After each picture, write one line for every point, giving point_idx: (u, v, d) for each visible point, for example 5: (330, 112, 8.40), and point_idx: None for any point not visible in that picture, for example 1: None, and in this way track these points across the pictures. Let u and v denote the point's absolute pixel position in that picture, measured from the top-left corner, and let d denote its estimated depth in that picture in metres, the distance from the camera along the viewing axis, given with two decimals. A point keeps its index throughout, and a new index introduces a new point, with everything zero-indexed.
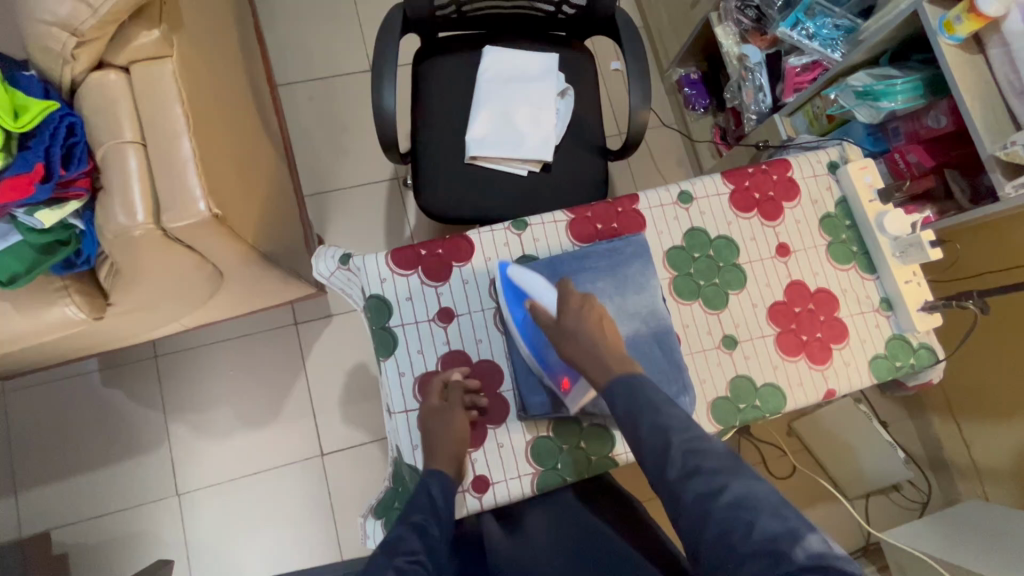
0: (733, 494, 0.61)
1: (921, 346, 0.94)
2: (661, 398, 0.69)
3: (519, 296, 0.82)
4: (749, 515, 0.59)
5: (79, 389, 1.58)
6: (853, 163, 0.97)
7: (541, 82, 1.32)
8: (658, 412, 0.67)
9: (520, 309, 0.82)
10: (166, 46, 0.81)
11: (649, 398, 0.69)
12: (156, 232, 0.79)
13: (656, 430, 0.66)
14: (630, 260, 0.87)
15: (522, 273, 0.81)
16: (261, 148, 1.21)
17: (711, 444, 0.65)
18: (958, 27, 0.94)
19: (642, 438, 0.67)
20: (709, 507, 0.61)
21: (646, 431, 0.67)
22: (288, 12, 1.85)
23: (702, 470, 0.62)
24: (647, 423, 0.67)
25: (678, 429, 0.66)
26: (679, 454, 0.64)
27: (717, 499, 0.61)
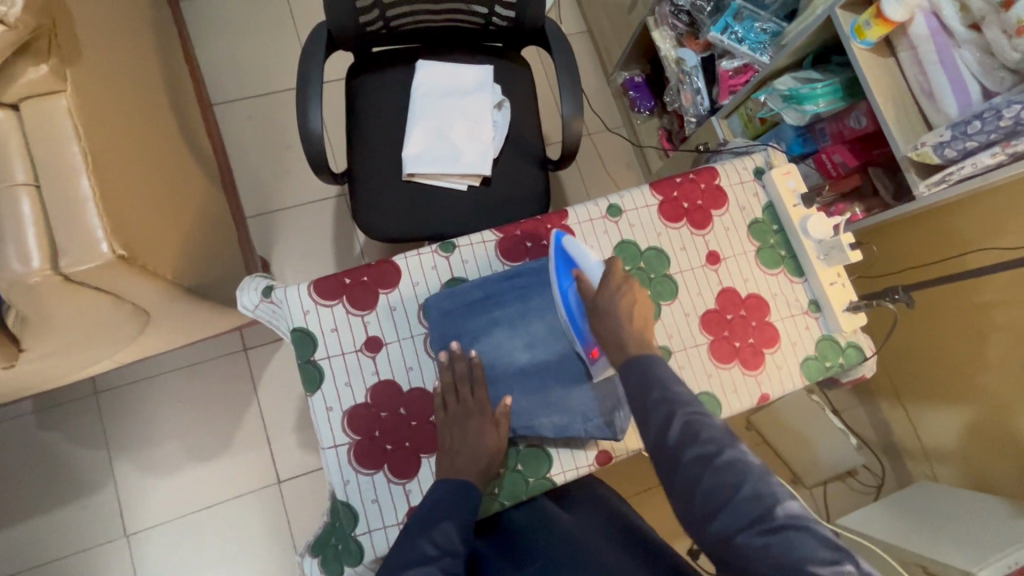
0: (729, 457, 0.62)
1: (849, 345, 0.97)
2: (669, 372, 0.70)
3: (569, 263, 0.82)
4: (738, 478, 0.60)
5: (14, 432, 1.50)
6: (777, 169, 0.99)
7: (476, 95, 1.31)
8: (666, 384, 0.68)
9: (566, 278, 0.82)
10: (59, 81, 0.77)
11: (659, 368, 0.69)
12: (56, 277, 0.75)
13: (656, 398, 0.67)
14: None
15: (577, 245, 0.82)
16: (187, 175, 1.17)
17: (711, 418, 0.65)
18: (868, 31, 0.97)
19: (643, 398, 0.69)
20: (704, 472, 0.61)
21: (651, 394, 0.68)
22: (221, 29, 1.80)
23: (699, 438, 0.63)
24: (655, 392, 0.68)
25: (681, 398, 0.67)
26: (679, 424, 0.65)
27: (713, 461, 0.61)
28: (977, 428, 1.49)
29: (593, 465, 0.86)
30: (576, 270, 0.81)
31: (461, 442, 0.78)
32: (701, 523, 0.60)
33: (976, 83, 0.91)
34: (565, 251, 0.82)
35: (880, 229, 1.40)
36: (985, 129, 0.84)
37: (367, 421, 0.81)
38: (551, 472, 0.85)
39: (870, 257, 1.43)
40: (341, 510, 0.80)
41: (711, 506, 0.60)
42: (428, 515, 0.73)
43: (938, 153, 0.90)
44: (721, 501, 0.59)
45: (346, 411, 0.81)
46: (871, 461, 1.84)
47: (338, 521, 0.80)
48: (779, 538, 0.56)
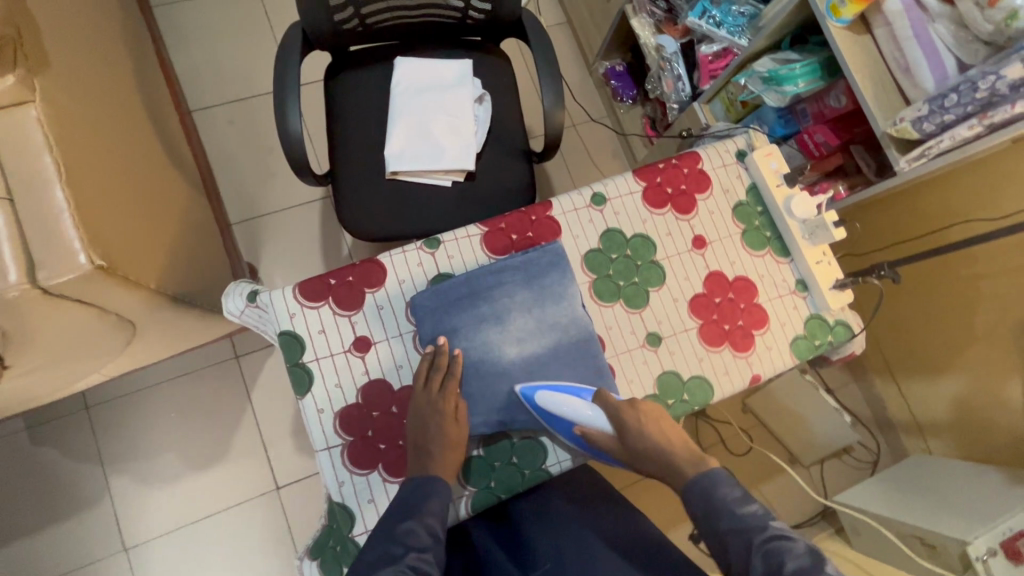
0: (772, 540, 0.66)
1: (838, 323, 0.97)
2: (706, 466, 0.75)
3: (560, 419, 0.80)
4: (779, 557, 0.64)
5: (5, 452, 1.48)
6: (759, 151, 0.99)
7: (456, 90, 1.30)
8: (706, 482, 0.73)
9: (566, 425, 0.81)
10: (27, 91, 0.75)
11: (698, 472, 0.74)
12: (34, 291, 0.74)
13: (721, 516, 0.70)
14: (547, 270, 0.86)
15: (558, 399, 0.78)
16: (168, 184, 1.16)
17: (793, 542, 0.65)
18: (843, 9, 0.97)
19: (714, 523, 0.70)
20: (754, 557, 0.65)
21: (726, 523, 0.69)
22: (196, 34, 1.77)
23: (785, 569, 0.63)
24: (724, 521, 0.69)
25: (721, 488, 0.72)
26: (758, 553, 0.65)
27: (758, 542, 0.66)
28: (969, 399, 1.52)
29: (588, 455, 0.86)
30: (575, 425, 0.79)
31: (429, 436, 0.78)
32: None
33: (950, 55, 0.92)
34: (542, 410, 0.80)
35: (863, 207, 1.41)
36: (961, 101, 0.84)
37: (359, 421, 0.81)
38: (546, 463, 0.85)
39: (856, 233, 1.44)
40: (337, 511, 0.79)
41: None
42: (414, 504, 0.74)
43: (917, 127, 0.90)
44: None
45: (337, 412, 0.81)
46: (867, 437, 1.86)
47: (335, 522, 0.80)
48: None
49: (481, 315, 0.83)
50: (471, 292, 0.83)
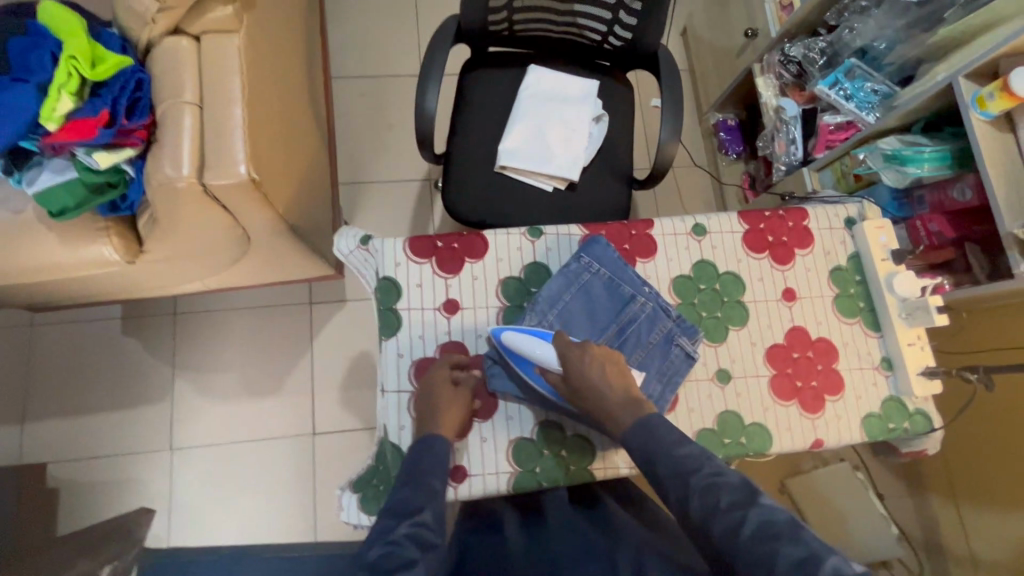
0: (754, 523, 0.59)
1: (917, 411, 0.94)
2: (672, 440, 0.68)
3: (523, 358, 0.81)
4: (772, 544, 0.57)
5: (98, 333, 1.65)
6: (870, 222, 0.98)
7: (578, 105, 1.38)
8: (670, 454, 0.67)
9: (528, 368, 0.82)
10: (236, 22, 0.88)
11: (659, 440, 0.69)
12: (197, 187, 0.85)
13: (709, 510, 0.61)
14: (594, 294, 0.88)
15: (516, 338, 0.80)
16: (307, 131, 1.29)
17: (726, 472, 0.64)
18: (991, 103, 0.96)
19: (705, 521, 0.61)
20: (736, 543, 0.58)
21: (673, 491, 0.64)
22: (353, 12, 1.96)
23: (723, 507, 0.61)
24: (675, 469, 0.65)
25: (693, 469, 0.65)
26: (694, 494, 0.63)
27: (740, 532, 0.59)
28: None
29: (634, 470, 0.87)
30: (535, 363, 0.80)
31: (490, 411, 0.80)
32: None
33: None
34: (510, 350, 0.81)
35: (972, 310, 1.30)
36: None
37: (431, 375, 0.86)
38: (592, 465, 0.86)
39: None
40: (390, 453, 0.84)
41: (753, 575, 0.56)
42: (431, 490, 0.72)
43: None
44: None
45: (414, 361, 0.86)
46: (909, 557, 1.72)
47: (384, 463, 0.84)
48: None
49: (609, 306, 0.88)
50: (661, 301, 0.90)
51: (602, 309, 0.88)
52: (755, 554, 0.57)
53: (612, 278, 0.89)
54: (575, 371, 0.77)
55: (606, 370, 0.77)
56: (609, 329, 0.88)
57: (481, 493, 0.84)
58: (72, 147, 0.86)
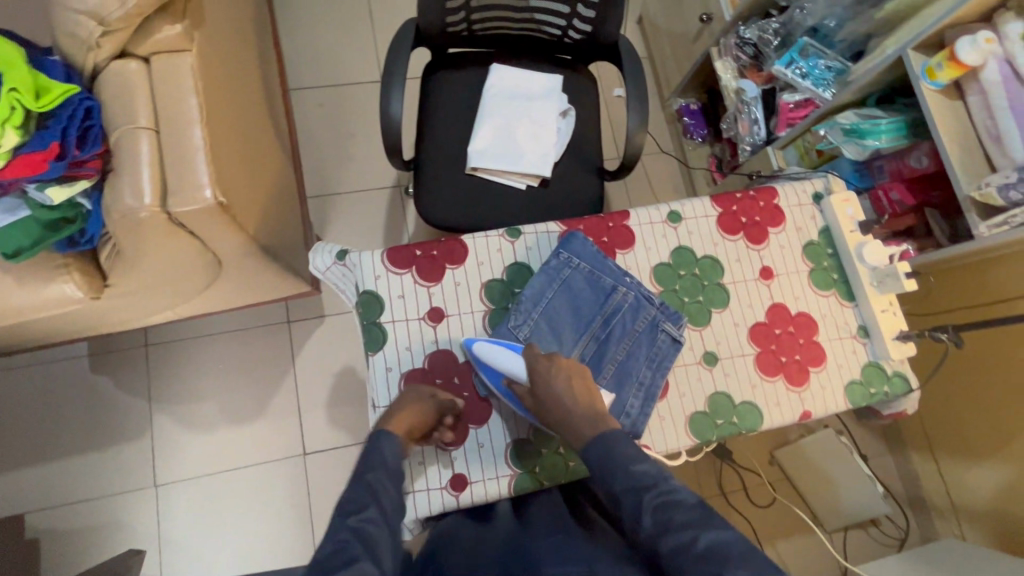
0: (705, 544, 0.61)
1: (895, 374, 0.97)
2: (630, 454, 0.70)
3: (494, 370, 0.82)
4: (718, 568, 0.59)
5: (66, 373, 1.58)
6: (836, 196, 1.01)
7: (544, 101, 1.37)
8: (627, 469, 0.69)
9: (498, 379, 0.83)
10: (186, 41, 0.85)
11: (619, 453, 0.70)
12: (161, 215, 0.82)
13: (661, 528, 0.63)
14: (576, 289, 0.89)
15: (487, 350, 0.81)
16: (269, 148, 1.26)
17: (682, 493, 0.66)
18: (940, 73, 1.00)
19: (656, 540, 0.63)
20: (684, 561, 0.61)
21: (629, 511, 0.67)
22: (305, 22, 1.92)
23: (675, 525, 0.63)
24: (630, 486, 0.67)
25: (648, 485, 0.67)
26: (648, 511, 0.65)
27: (690, 551, 0.61)
28: (1010, 491, 1.47)
29: None
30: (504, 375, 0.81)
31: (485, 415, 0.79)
32: None
33: None
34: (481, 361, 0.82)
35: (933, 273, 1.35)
36: None
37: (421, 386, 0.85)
38: (590, 460, 0.86)
39: None
40: None
41: None
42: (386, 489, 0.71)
43: (1002, 194, 0.92)
44: None
45: (403, 373, 0.85)
46: (896, 513, 1.81)
47: None
48: None
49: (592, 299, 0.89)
50: (642, 289, 0.91)
51: (586, 302, 0.89)
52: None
53: (593, 271, 0.89)
54: (541, 383, 0.77)
55: (572, 384, 0.77)
56: (594, 323, 0.88)
57: (483, 499, 0.83)
58: (22, 184, 0.82)
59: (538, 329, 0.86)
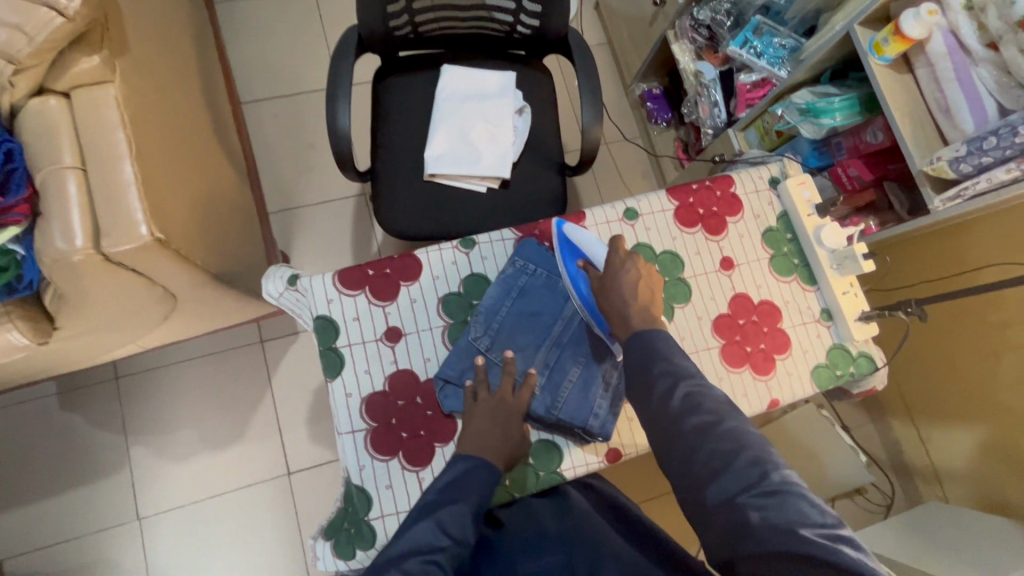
0: (726, 427, 0.63)
1: (860, 354, 0.97)
2: (674, 351, 0.72)
3: (573, 250, 0.85)
4: (734, 446, 0.62)
5: (35, 413, 1.54)
6: (792, 179, 1.00)
7: (498, 100, 1.34)
8: (669, 360, 0.70)
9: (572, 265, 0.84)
10: (108, 72, 0.81)
11: (665, 347, 0.72)
12: (96, 257, 0.79)
13: (690, 408, 0.65)
14: (532, 299, 0.87)
15: (578, 232, 0.86)
16: (218, 170, 1.22)
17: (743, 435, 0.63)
18: (887, 47, 0.99)
19: (681, 419, 0.65)
20: (704, 438, 0.63)
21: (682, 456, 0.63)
22: (253, 32, 1.87)
23: (702, 407, 0.65)
24: (692, 418, 0.65)
25: (685, 376, 0.69)
26: (680, 393, 0.67)
27: (712, 431, 0.63)
28: (989, 452, 1.49)
29: (604, 462, 0.87)
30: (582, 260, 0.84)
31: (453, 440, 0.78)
32: (700, 486, 0.61)
33: (991, 99, 0.92)
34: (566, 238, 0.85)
35: (901, 242, 1.35)
36: (1000, 144, 0.85)
37: (384, 409, 0.83)
38: (561, 467, 0.86)
39: None
40: (356, 496, 0.81)
41: (710, 467, 0.61)
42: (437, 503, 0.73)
43: (954, 167, 0.91)
44: (717, 467, 0.61)
45: (364, 398, 0.83)
46: (881, 479, 1.84)
47: (352, 505, 0.82)
48: (780, 500, 0.57)
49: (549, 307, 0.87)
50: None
51: (545, 309, 0.87)
52: (714, 451, 0.62)
53: (549, 277, 0.89)
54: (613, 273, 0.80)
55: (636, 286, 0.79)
56: (554, 329, 0.87)
57: None
58: None
59: (496, 341, 0.85)
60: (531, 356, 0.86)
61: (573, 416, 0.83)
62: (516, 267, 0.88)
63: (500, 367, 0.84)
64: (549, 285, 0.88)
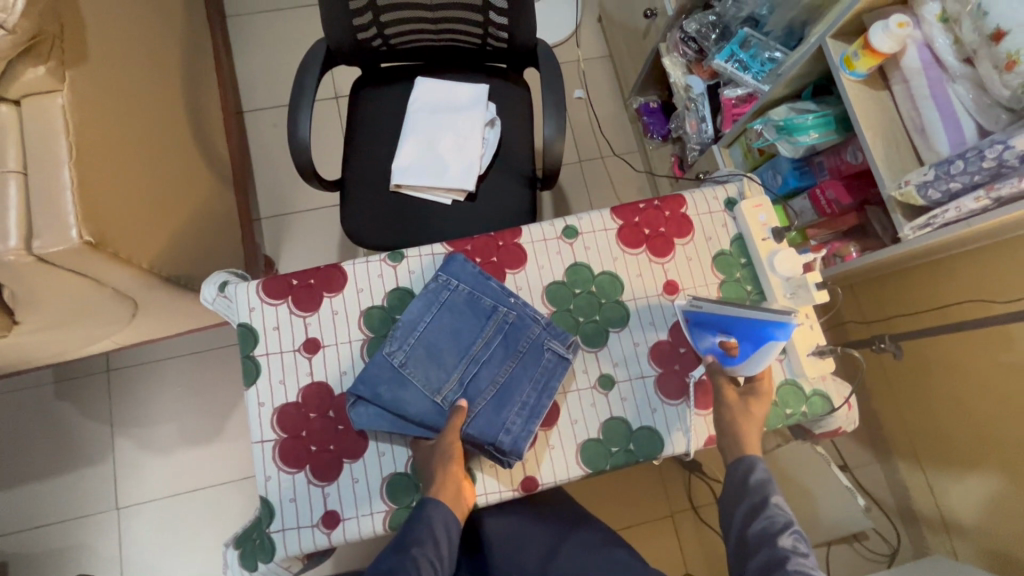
0: None
1: (815, 393, 0.89)
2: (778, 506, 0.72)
3: (755, 344, 0.76)
4: None
5: (31, 399, 1.63)
6: (747, 201, 0.94)
7: (468, 112, 1.33)
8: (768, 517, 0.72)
9: (742, 332, 0.77)
10: (56, 81, 0.85)
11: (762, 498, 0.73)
12: (30, 257, 0.82)
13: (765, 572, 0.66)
14: (454, 313, 0.85)
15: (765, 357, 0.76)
16: (192, 176, 1.26)
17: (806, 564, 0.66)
18: (857, 62, 0.92)
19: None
20: None
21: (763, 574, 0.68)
22: (258, 44, 1.94)
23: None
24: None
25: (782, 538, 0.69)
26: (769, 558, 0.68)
27: None
28: (1002, 503, 1.34)
29: (517, 491, 0.83)
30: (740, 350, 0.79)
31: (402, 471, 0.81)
32: None
33: (969, 119, 0.84)
34: (761, 340, 0.75)
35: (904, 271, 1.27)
36: (967, 169, 0.77)
37: (295, 421, 0.83)
38: (474, 493, 0.83)
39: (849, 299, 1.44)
40: (260, 507, 0.81)
41: None
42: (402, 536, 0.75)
43: (922, 193, 0.83)
44: None
45: (276, 408, 0.83)
46: (885, 526, 1.69)
47: (257, 515, 0.81)
48: None
49: (471, 323, 0.85)
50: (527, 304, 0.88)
51: (466, 323, 0.85)
52: None
53: (473, 292, 0.86)
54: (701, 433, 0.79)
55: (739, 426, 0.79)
56: (474, 345, 0.84)
57: (357, 537, 0.80)
58: None
59: (414, 356, 0.83)
60: (449, 372, 0.83)
61: (484, 433, 0.80)
62: (440, 281, 0.86)
63: (415, 382, 0.82)
64: (471, 300, 0.86)
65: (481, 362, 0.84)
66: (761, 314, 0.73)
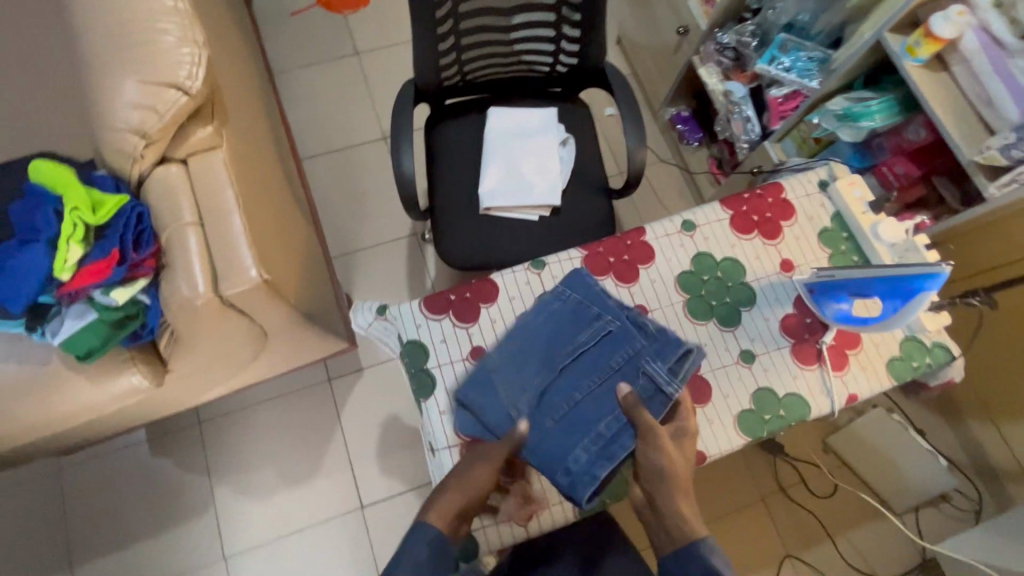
0: None
1: (935, 345, 0.98)
2: None
3: (898, 300, 0.86)
4: None
5: (128, 460, 1.64)
6: (842, 180, 1.04)
7: (542, 134, 1.43)
8: None
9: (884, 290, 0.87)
10: (217, 138, 0.93)
11: None
12: (214, 299, 0.88)
13: None
14: (551, 325, 0.90)
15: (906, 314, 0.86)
16: (294, 219, 1.33)
17: None
18: (919, 50, 1.03)
19: None
20: None
21: None
22: (306, 97, 2.04)
23: None
24: None
25: None
26: None
27: None
28: None
29: None
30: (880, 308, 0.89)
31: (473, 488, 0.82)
32: None
33: None
34: (905, 296, 0.85)
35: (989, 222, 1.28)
36: None
37: None
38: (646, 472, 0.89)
39: None
40: None
41: None
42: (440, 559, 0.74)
43: (1005, 154, 0.95)
44: None
45: (456, 414, 0.89)
46: (965, 484, 1.72)
47: None
48: None
49: (570, 339, 0.89)
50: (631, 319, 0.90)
51: (563, 336, 0.89)
52: None
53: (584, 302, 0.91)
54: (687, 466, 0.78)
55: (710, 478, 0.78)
56: (565, 362, 0.87)
57: None
58: (89, 291, 0.89)
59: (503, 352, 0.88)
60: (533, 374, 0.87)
61: (549, 458, 0.82)
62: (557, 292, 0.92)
63: (495, 373, 0.86)
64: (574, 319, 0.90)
65: (575, 379, 0.86)
66: (911, 271, 0.81)
